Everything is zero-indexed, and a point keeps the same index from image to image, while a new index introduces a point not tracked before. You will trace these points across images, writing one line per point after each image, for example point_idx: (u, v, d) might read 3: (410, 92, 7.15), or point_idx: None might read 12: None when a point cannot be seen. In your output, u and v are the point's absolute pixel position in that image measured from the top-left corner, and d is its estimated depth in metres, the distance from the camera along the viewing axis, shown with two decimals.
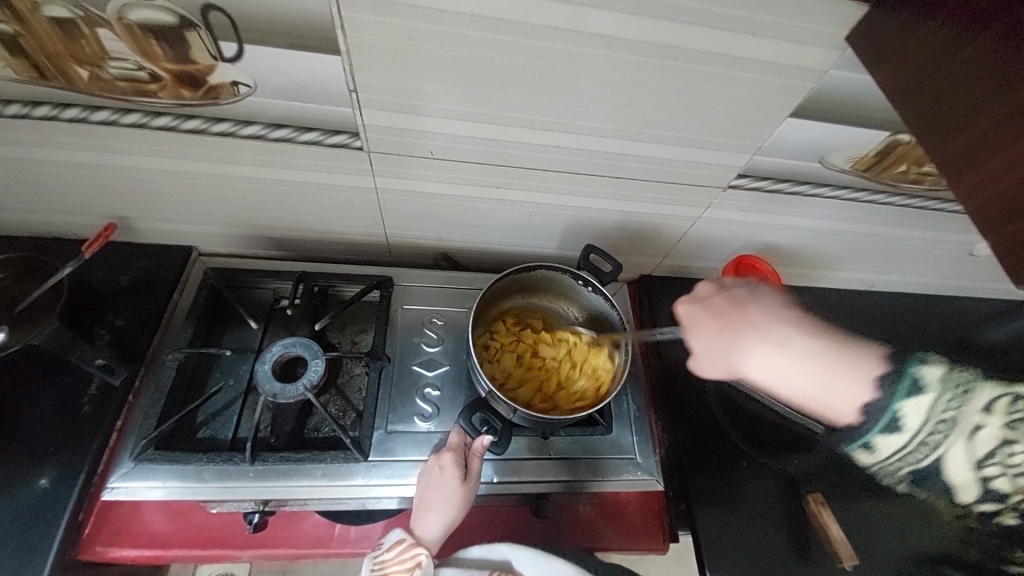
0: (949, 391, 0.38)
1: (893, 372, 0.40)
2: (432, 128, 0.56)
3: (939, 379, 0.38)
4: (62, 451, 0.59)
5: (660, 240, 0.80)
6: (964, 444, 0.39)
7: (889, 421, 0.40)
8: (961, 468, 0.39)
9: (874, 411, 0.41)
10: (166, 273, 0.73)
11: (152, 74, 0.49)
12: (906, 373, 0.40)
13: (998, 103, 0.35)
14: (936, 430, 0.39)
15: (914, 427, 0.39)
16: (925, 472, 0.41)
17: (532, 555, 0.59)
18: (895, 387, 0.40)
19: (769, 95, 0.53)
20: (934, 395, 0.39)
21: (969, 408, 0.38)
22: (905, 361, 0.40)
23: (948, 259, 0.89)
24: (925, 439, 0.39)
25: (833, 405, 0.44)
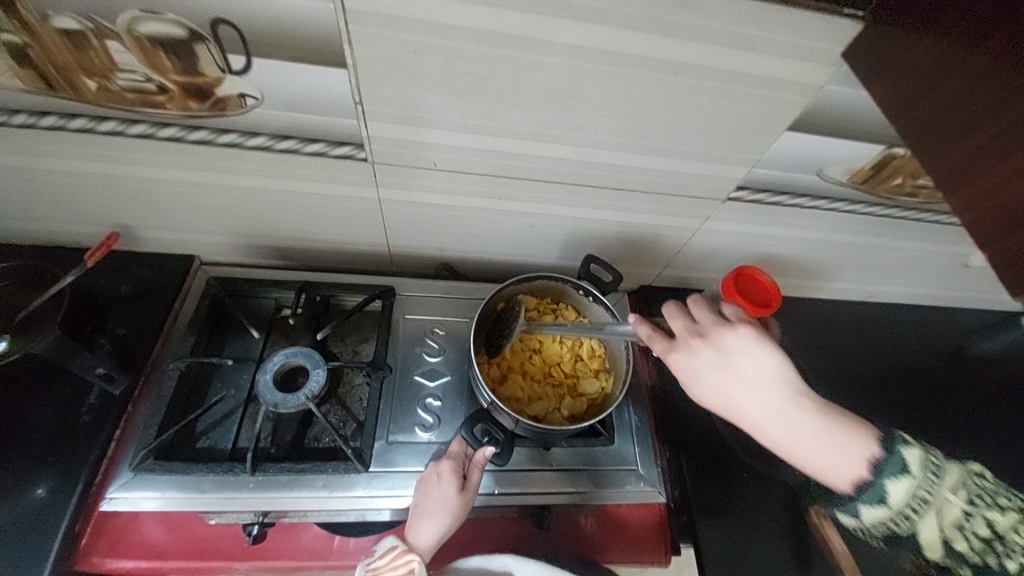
0: (923, 463, 0.42)
1: (881, 445, 0.43)
2: (435, 140, 0.57)
3: (915, 454, 0.42)
4: (61, 461, 0.59)
5: (660, 250, 0.81)
6: (937, 514, 0.41)
7: (876, 492, 0.43)
8: (931, 536, 0.42)
9: (866, 482, 0.43)
10: (168, 282, 0.73)
11: (160, 86, 0.50)
12: (890, 441, 0.43)
13: (986, 123, 0.36)
14: (918, 496, 0.41)
15: (901, 487, 0.42)
16: (894, 536, 0.43)
17: (537, 570, 0.60)
18: (886, 454, 0.43)
19: (767, 109, 0.54)
20: (914, 467, 0.42)
21: (939, 478, 0.42)
22: (889, 435, 0.44)
23: (944, 271, 0.90)
24: (909, 508, 0.42)
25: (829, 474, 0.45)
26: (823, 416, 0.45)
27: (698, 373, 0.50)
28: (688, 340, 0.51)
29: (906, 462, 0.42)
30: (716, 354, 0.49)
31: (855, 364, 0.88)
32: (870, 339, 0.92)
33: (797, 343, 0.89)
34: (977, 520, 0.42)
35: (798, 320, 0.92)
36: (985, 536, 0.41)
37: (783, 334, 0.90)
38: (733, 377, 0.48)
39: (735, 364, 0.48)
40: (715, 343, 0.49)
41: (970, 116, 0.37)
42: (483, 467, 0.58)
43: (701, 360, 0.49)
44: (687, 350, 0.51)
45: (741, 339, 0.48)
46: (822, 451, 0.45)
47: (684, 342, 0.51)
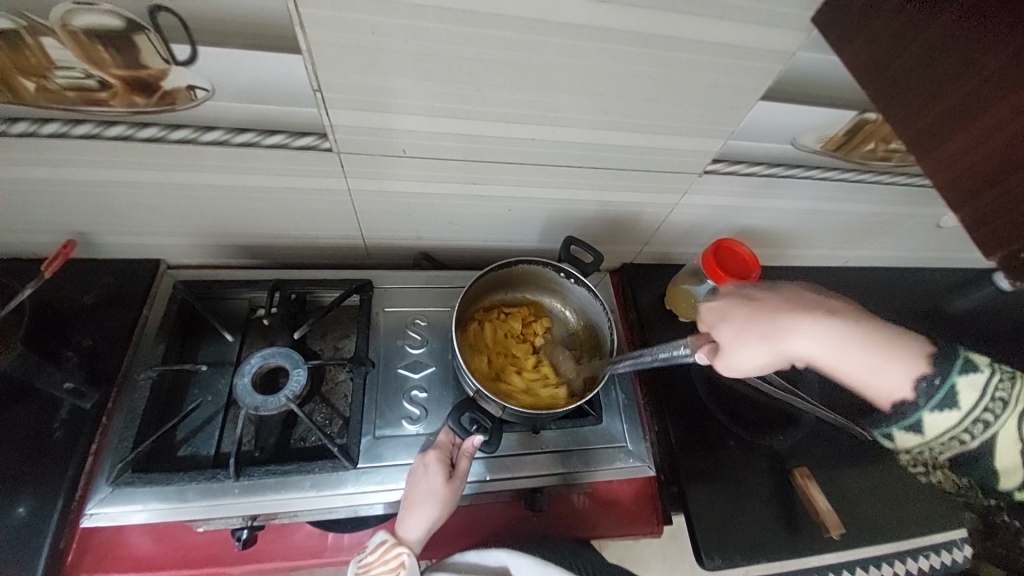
0: (987, 388, 0.41)
1: (937, 369, 0.42)
2: (403, 126, 0.55)
3: (977, 378, 0.41)
4: (38, 479, 0.57)
5: (639, 228, 0.80)
6: (1005, 434, 0.41)
7: (942, 403, 0.42)
8: (1007, 461, 0.42)
9: (920, 404, 0.43)
10: (134, 289, 0.70)
11: (103, 82, 0.46)
12: (956, 366, 0.42)
13: (954, 84, 0.36)
14: (975, 417, 0.41)
15: (951, 416, 0.42)
16: (955, 453, 0.43)
17: (529, 562, 0.58)
18: (941, 378, 0.42)
19: (739, 79, 0.53)
20: (966, 390, 0.41)
21: (1006, 397, 0.41)
22: (947, 363, 0.42)
23: (917, 232, 0.91)
24: (967, 431, 0.42)
25: (880, 391, 0.45)
26: (870, 347, 0.45)
27: None
28: None
29: (967, 382, 0.41)
30: None
31: None
32: None
33: None
34: None
35: None
36: None
37: None
38: None
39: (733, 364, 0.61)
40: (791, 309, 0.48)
41: (932, 85, 0.37)
42: (471, 455, 0.58)
43: None
44: None
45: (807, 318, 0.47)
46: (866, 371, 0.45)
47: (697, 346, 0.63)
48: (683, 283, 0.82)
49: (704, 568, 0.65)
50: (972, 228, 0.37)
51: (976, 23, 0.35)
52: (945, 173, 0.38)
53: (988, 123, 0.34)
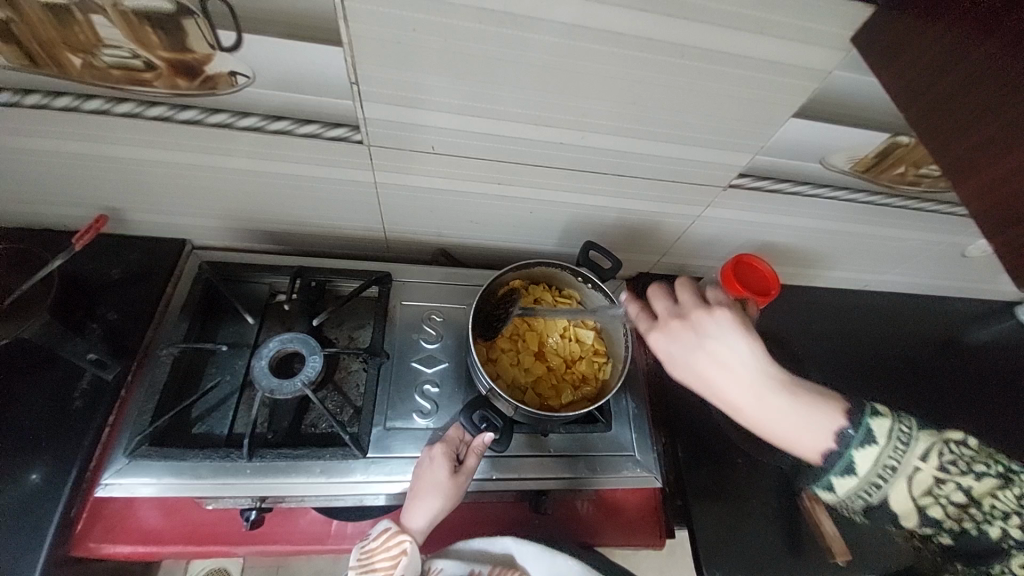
0: (892, 434, 0.42)
1: (850, 419, 0.43)
2: (432, 123, 0.56)
3: (884, 425, 0.42)
4: (55, 446, 0.58)
5: (659, 238, 0.80)
6: (907, 481, 0.41)
7: (848, 461, 0.43)
8: (903, 503, 0.41)
9: (836, 453, 0.43)
10: (159, 266, 0.71)
11: (148, 62, 0.48)
12: (862, 420, 0.43)
13: (994, 112, 0.35)
14: (883, 471, 0.41)
15: (869, 456, 0.42)
16: (871, 508, 0.43)
17: (535, 551, 0.62)
18: (854, 427, 0.43)
19: (773, 95, 0.53)
20: (879, 438, 0.42)
21: (907, 448, 0.41)
22: (857, 409, 0.44)
23: (941, 260, 0.90)
24: (877, 478, 0.42)
25: (802, 447, 0.45)
26: (798, 396, 0.46)
27: (672, 351, 0.52)
28: (669, 321, 0.52)
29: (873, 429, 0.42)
30: (694, 338, 0.50)
31: (849, 353, 0.89)
32: (864, 327, 0.93)
33: (793, 331, 0.90)
34: (952, 487, 0.40)
35: (794, 308, 0.92)
36: (959, 502, 0.40)
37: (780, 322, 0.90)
38: (706, 358, 0.49)
39: (709, 346, 0.49)
40: (693, 324, 0.50)
41: (971, 113, 0.37)
42: (477, 451, 0.58)
43: (679, 339, 0.51)
44: (668, 331, 0.52)
45: (718, 323, 0.49)
46: (788, 423, 0.45)
47: (665, 323, 0.52)
48: None
49: None
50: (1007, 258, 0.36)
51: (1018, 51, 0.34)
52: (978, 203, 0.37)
53: None
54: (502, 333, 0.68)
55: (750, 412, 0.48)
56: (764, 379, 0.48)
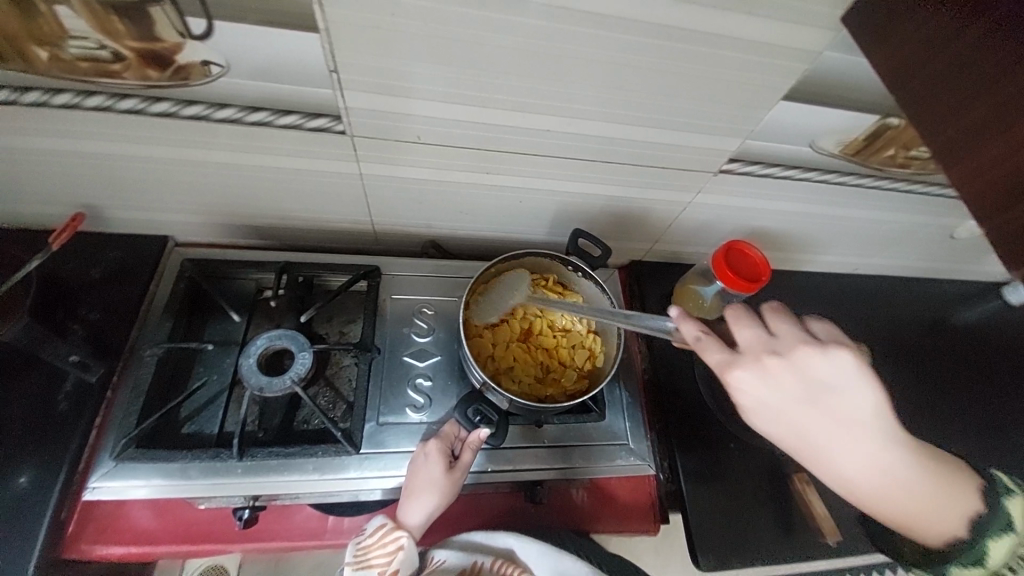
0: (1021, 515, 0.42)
1: (977, 518, 0.42)
2: (417, 111, 0.54)
3: (1016, 505, 0.42)
4: (41, 450, 0.57)
5: (650, 225, 0.80)
6: None
7: (977, 552, 0.41)
8: None
9: (965, 542, 0.42)
10: (141, 264, 0.70)
11: (116, 54, 0.46)
12: (995, 499, 0.43)
13: (987, 93, 0.35)
14: (1017, 561, 0.40)
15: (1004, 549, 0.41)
16: None
17: (538, 550, 0.61)
18: (992, 514, 0.42)
19: (763, 77, 0.52)
20: (1016, 523, 0.41)
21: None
22: (990, 492, 0.43)
23: (931, 241, 0.90)
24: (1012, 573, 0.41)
25: (919, 522, 0.43)
26: (914, 462, 0.43)
27: (768, 397, 0.44)
28: (758, 357, 0.44)
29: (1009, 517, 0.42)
30: (797, 385, 0.43)
31: (839, 335, 0.90)
32: (855, 310, 0.94)
33: None
34: None
35: (786, 292, 0.92)
36: None
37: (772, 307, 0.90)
38: (821, 412, 0.43)
39: (828, 399, 0.42)
40: (796, 365, 0.43)
41: (965, 94, 0.36)
42: (474, 448, 0.57)
43: (778, 386, 0.44)
44: (759, 365, 0.44)
45: (839, 367, 0.42)
46: (919, 503, 0.43)
47: (754, 356, 0.45)
48: (691, 282, 0.82)
49: (700, 568, 0.66)
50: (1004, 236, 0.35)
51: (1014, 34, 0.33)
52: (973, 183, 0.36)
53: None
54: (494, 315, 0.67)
55: (873, 498, 0.44)
56: (871, 440, 0.42)
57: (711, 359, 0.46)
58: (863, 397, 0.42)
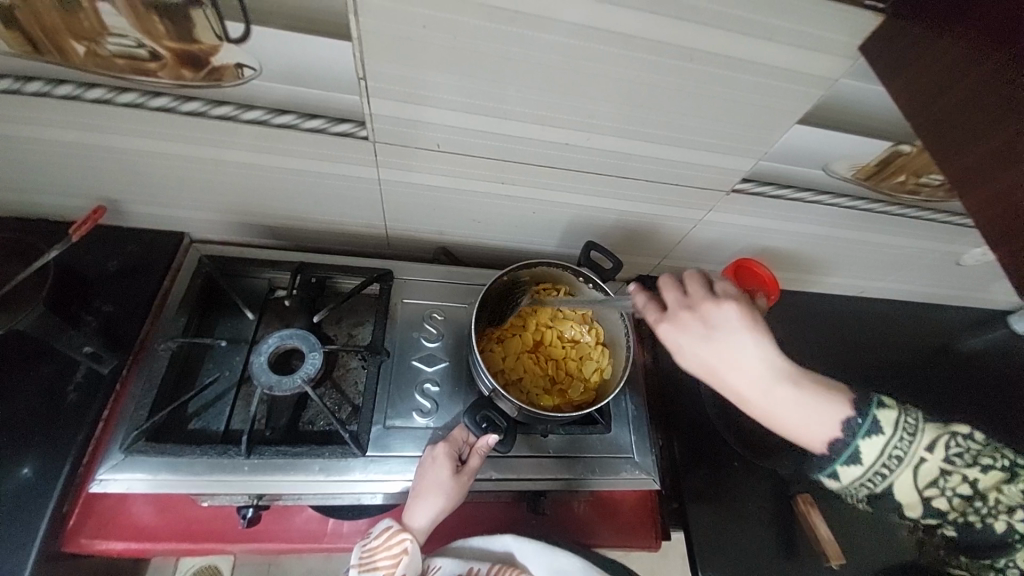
0: (898, 425, 0.43)
1: (848, 419, 0.44)
2: (438, 120, 0.55)
3: (890, 415, 0.43)
4: (48, 440, 0.57)
5: (660, 240, 0.80)
6: (912, 472, 0.43)
7: (850, 454, 0.44)
8: (907, 496, 0.43)
9: (842, 444, 0.44)
10: (157, 259, 0.70)
11: (152, 52, 0.47)
12: (867, 406, 0.44)
13: (1000, 124, 0.36)
14: (894, 453, 0.43)
15: (876, 443, 0.43)
16: (874, 497, 0.45)
17: (535, 548, 0.61)
18: (861, 416, 0.44)
19: (779, 101, 0.53)
20: (887, 426, 0.43)
21: (913, 438, 0.42)
22: (862, 403, 0.44)
23: (937, 268, 0.91)
24: (883, 466, 0.43)
25: (811, 437, 0.46)
26: (803, 389, 0.46)
27: (682, 343, 0.50)
28: (677, 311, 0.50)
29: (879, 420, 0.43)
30: (702, 326, 0.48)
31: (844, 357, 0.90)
32: (860, 334, 0.94)
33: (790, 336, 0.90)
34: (953, 475, 0.42)
35: (791, 313, 0.93)
36: (965, 495, 0.42)
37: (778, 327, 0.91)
38: (717, 346, 0.48)
39: (720, 338, 0.47)
40: (702, 315, 0.49)
41: (974, 125, 0.38)
42: (482, 452, 0.58)
43: (688, 330, 0.49)
44: (674, 320, 0.50)
45: (729, 314, 0.47)
46: (800, 416, 0.46)
47: (674, 313, 0.50)
48: None
49: None
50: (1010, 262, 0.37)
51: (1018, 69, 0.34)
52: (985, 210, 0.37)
53: None
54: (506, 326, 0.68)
55: (777, 420, 0.47)
56: (765, 370, 0.46)
57: (650, 320, 0.53)
58: (741, 333, 0.47)
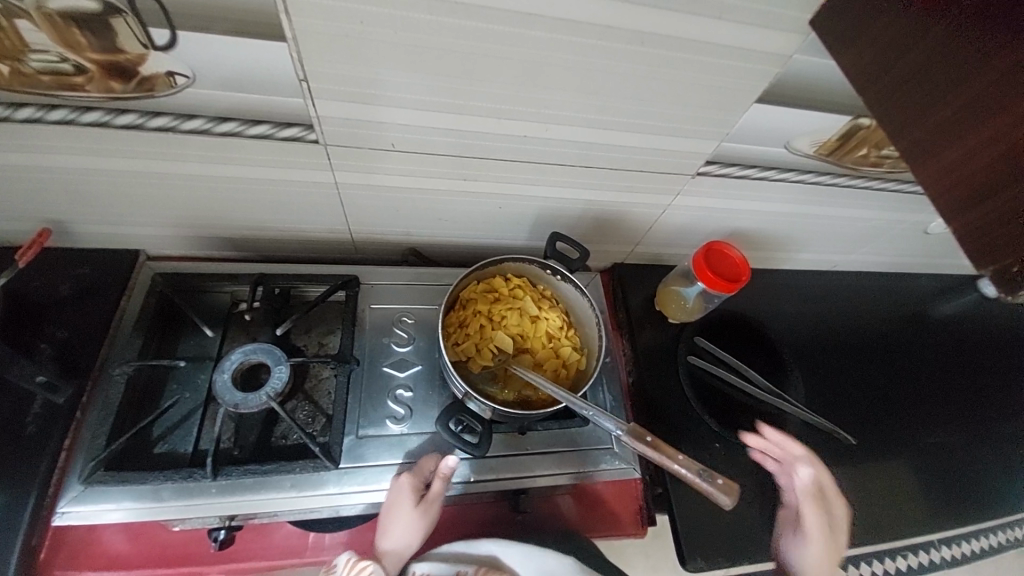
0: None
1: None
2: (392, 119, 0.54)
3: None
4: (7, 476, 0.55)
5: (630, 228, 0.80)
6: None
7: None
8: None
9: None
10: (112, 279, 0.68)
11: (78, 66, 0.45)
12: None
13: (960, 87, 0.34)
14: None
15: None
16: None
17: (520, 551, 0.60)
18: None
19: (735, 81, 0.52)
20: None
21: None
22: None
23: (905, 238, 0.92)
24: None
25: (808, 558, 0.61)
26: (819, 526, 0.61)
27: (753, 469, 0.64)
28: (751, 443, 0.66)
29: None
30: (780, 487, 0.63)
31: (820, 333, 0.92)
32: (833, 309, 0.95)
33: (766, 314, 0.91)
34: None
35: (766, 292, 0.93)
36: None
37: (753, 306, 0.91)
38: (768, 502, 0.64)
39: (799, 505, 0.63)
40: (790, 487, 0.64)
41: (931, 93, 0.36)
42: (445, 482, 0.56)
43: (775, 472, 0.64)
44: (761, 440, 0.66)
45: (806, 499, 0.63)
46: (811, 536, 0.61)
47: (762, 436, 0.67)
48: (672, 284, 0.83)
49: (687, 570, 0.65)
50: (978, 230, 0.34)
51: (979, 29, 0.33)
52: (951, 179, 0.35)
53: (999, 126, 0.32)
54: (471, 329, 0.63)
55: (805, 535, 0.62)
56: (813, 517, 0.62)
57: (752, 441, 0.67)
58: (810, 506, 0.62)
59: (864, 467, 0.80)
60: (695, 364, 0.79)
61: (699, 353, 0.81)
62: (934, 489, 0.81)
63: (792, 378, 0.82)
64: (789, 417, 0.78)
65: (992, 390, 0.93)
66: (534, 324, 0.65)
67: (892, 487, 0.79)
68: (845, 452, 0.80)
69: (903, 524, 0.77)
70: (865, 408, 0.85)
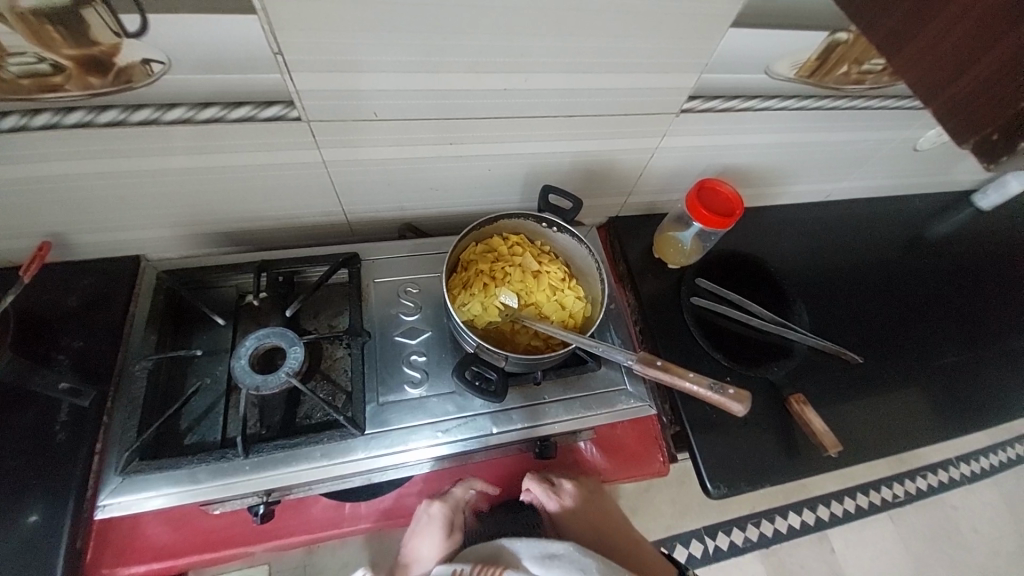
0: None
1: None
2: (371, 86, 0.54)
3: None
4: (46, 482, 0.56)
5: (621, 177, 0.80)
6: None
7: None
8: None
9: None
10: (118, 286, 0.68)
11: (54, 64, 0.45)
12: None
13: None
14: None
15: None
16: None
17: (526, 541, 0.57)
18: None
19: (709, 5, 0.52)
20: None
21: None
22: None
23: (895, 158, 0.93)
24: None
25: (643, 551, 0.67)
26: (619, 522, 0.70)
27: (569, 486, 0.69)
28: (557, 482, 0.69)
29: None
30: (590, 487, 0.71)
31: (819, 262, 0.93)
32: (830, 237, 0.96)
33: (764, 250, 0.92)
34: None
35: (763, 228, 0.94)
36: None
37: (750, 242, 0.92)
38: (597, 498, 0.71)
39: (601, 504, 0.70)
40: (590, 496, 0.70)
41: None
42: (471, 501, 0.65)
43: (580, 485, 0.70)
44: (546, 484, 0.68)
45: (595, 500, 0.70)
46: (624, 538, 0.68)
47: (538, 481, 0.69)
48: (668, 229, 0.84)
49: (712, 498, 0.67)
50: (960, 106, 0.28)
51: None
52: (930, 56, 0.29)
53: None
54: (475, 289, 0.64)
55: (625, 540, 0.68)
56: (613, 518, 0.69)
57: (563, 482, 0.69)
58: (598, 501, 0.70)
59: (876, 386, 0.81)
60: (698, 304, 0.80)
61: (701, 293, 0.82)
62: (945, 400, 0.82)
63: (796, 308, 0.84)
64: (796, 344, 0.79)
65: (994, 300, 0.95)
66: (537, 278, 0.66)
67: (906, 401, 0.81)
68: (856, 373, 0.82)
69: (917, 436, 0.78)
70: (870, 330, 0.87)
